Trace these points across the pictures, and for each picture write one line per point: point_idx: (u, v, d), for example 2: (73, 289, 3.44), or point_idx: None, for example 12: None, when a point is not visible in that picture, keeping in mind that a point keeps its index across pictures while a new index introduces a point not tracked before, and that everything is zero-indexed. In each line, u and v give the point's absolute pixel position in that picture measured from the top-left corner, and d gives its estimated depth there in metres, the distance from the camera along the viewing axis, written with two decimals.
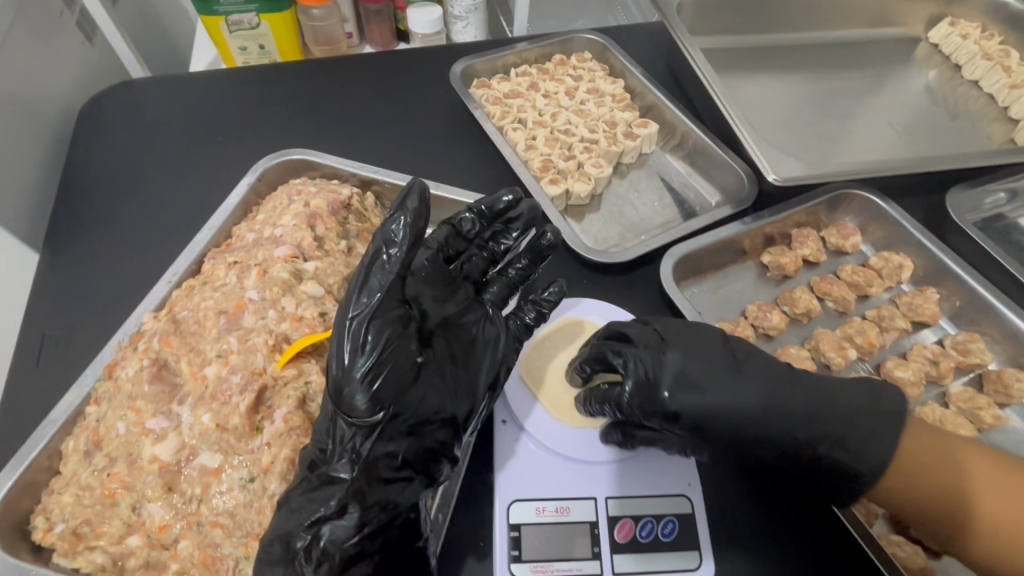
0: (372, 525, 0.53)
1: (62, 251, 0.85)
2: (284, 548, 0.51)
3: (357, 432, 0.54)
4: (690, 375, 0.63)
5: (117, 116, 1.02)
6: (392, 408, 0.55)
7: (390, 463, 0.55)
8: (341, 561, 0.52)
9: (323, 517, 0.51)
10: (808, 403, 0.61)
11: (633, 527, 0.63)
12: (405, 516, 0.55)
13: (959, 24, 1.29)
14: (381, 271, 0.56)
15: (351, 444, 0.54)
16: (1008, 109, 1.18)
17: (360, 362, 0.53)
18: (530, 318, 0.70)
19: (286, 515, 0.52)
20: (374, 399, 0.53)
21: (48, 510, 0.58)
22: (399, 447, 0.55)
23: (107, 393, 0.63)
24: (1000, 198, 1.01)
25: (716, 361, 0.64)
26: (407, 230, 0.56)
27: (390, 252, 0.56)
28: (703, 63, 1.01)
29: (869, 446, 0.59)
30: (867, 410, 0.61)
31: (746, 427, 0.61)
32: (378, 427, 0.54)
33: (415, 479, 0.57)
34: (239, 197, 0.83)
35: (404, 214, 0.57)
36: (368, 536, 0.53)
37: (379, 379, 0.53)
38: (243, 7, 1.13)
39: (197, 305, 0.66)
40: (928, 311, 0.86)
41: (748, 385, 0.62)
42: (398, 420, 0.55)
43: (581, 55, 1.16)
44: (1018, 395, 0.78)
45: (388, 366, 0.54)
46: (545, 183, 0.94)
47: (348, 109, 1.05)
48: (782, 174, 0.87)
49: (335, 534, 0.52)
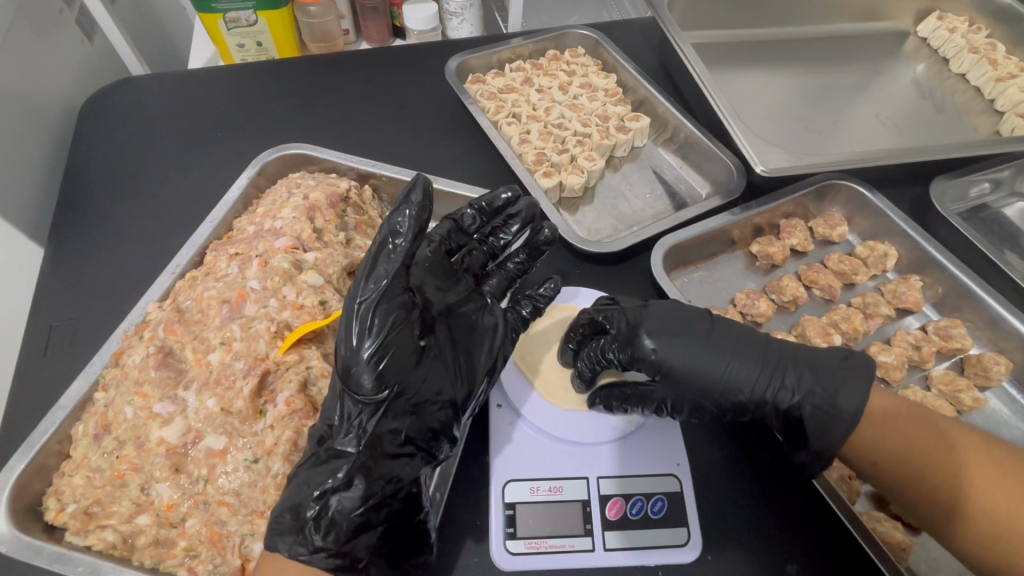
0: (378, 497, 0.55)
1: (66, 245, 0.87)
2: (294, 518, 0.53)
3: (364, 410, 0.56)
4: (667, 323, 0.67)
5: (118, 112, 1.04)
6: (396, 386, 0.57)
7: (394, 439, 0.57)
8: (348, 530, 0.54)
9: (330, 489, 0.54)
10: (794, 366, 0.64)
11: (624, 505, 0.65)
12: (407, 490, 0.58)
13: (947, 18, 1.31)
14: (387, 260, 0.58)
15: (357, 421, 0.56)
16: (994, 101, 1.21)
17: (365, 343, 0.55)
18: (524, 312, 0.72)
19: (296, 487, 0.55)
20: (379, 379, 0.55)
21: (60, 492, 0.60)
22: (402, 425, 0.58)
23: (115, 379, 0.66)
24: (985, 187, 1.03)
25: (696, 329, 0.67)
26: (411, 223, 0.58)
27: (396, 242, 0.58)
28: (694, 57, 1.03)
29: (840, 396, 0.61)
30: (835, 367, 0.63)
31: (723, 376, 0.64)
32: (382, 405, 0.56)
33: (416, 455, 0.59)
34: (240, 191, 0.85)
35: (409, 206, 0.59)
36: (373, 507, 0.55)
37: (384, 361, 0.56)
38: (241, 5, 1.14)
39: (200, 295, 0.68)
40: (912, 299, 0.89)
41: (724, 338, 0.66)
42: (402, 398, 0.58)
43: (575, 50, 1.18)
44: (997, 378, 0.81)
45: (392, 348, 0.56)
46: (539, 176, 0.96)
47: (346, 104, 1.07)
48: (771, 166, 0.88)
49: (342, 505, 0.54)
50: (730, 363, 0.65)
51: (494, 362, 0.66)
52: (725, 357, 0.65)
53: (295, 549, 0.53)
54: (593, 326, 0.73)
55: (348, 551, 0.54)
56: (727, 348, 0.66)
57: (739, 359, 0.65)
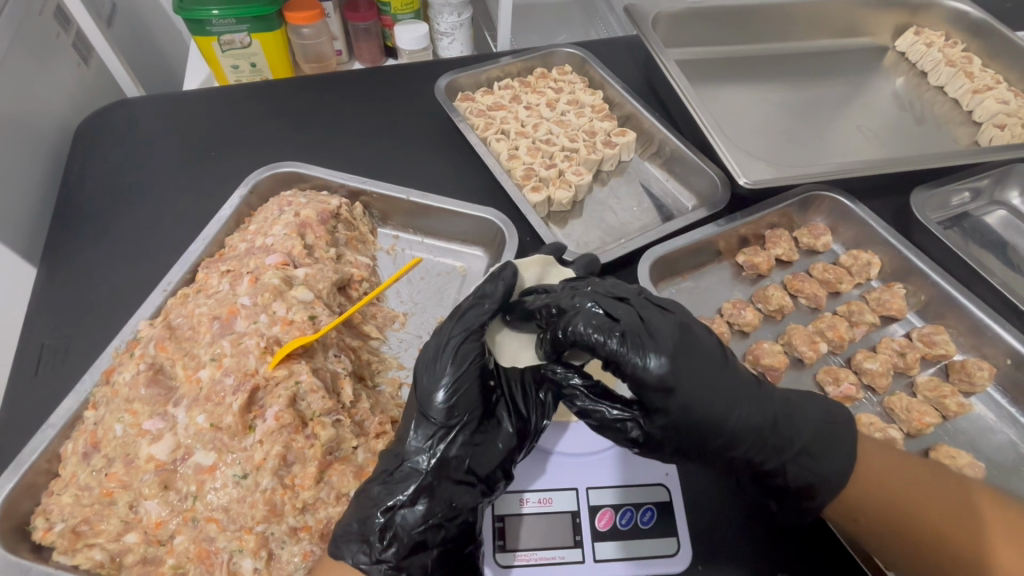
0: (437, 518, 0.59)
1: (59, 264, 0.88)
2: (361, 526, 0.58)
3: (436, 434, 0.61)
4: (686, 364, 0.59)
5: (113, 134, 1.05)
6: (464, 416, 0.62)
7: (459, 465, 0.61)
8: (407, 546, 0.58)
9: (398, 503, 0.58)
10: (800, 439, 0.63)
11: (613, 516, 0.65)
12: (465, 518, 0.60)
13: (923, 33, 1.35)
14: (475, 313, 0.67)
15: (429, 443, 0.61)
16: (972, 112, 1.24)
17: (441, 381, 0.62)
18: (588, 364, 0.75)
19: (364, 501, 0.59)
20: (449, 407, 0.61)
21: (48, 511, 0.60)
22: (467, 453, 0.62)
23: (105, 397, 0.66)
24: (965, 196, 1.05)
25: (714, 382, 0.60)
26: (500, 289, 0.69)
27: (485, 303, 0.68)
28: (678, 75, 1.07)
29: (828, 460, 0.62)
30: (818, 427, 0.64)
31: (693, 401, 0.59)
32: (453, 431, 0.62)
33: (478, 485, 0.61)
34: (232, 209, 0.86)
35: (498, 279, 0.70)
36: (432, 528, 0.59)
37: (454, 391, 0.62)
38: (236, 27, 1.17)
39: (191, 312, 0.69)
40: (896, 306, 0.90)
41: (744, 397, 0.62)
42: (468, 428, 0.62)
43: (562, 68, 1.21)
44: (981, 383, 0.81)
45: (462, 382, 0.62)
46: (527, 191, 0.98)
47: (338, 123, 1.09)
48: (753, 177, 0.91)
49: (406, 521, 0.58)
50: (741, 406, 0.61)
51: (546, 396, 0.68)
52: (736, 409, 0.61)
53: (358, 557, 0.56)
54: (597, 293, 0.65)
55: (404, 566, 0.58)
56: (744, 405, 0.61)
57: (754, 416, 0.61)
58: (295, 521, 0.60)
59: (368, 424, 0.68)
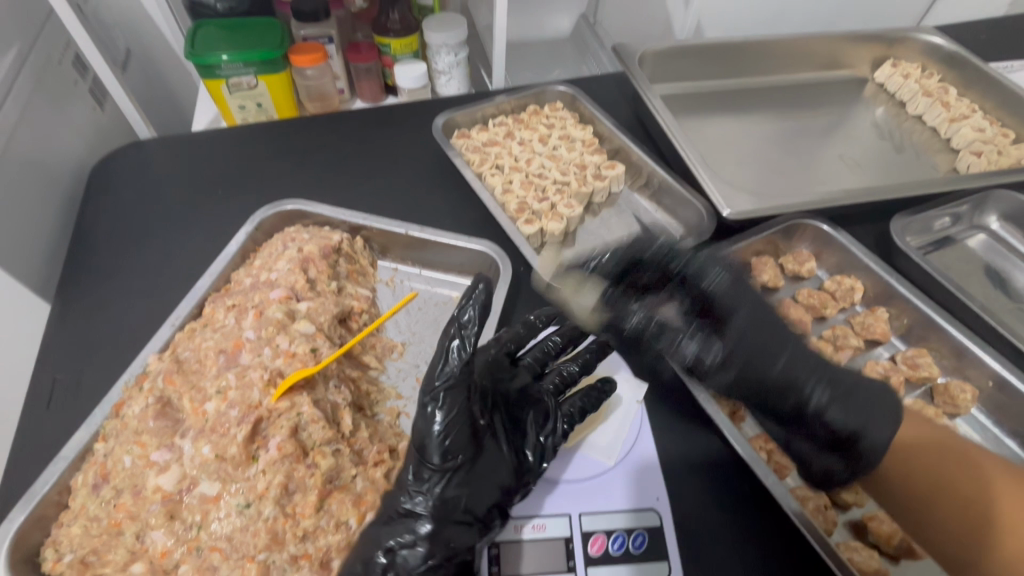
0: (437, 558, 0.62)
1: (71, 301, 0.91)
2: (365, 567, 0.61)
3: (435, 476, 0.65)
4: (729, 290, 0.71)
5: (126, 174, 1.10)
6: (458, 457, 0.64)
7: (456, 505, 0.64)
8: None
9: (400, 544, 0.62)
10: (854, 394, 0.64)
11: (605, 541, 0.67)
12: (462, 557, 0.62)
13: (900, 65, 1.41)
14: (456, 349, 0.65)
15: (429, 485, 0.65)
16: (950, 140, 1.28)
17: (434, 425, 0.63)
18: (583, 403, 0.75)
19: (365, 543, 0.63)
20: (445, 453, 0.64)
21: (58, 542, 0.62)
22: (463, 493, 0.65)
23: (115, 429, 0.69)
24: (946, 222, 1.09)
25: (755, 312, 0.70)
26: (478, 316, 0.66)
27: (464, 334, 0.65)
28: (663, 111, 1.12)
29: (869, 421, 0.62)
30: (875, 394, 0.64)
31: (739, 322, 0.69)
32: (450, 472, 0.65)
33: (474, 524, 0.64)
34: (238, 245, 0.90)
35: (471, 303, 0.66)
36: (432, 569, 0.62)
37: (449, 437, 0.64)
38: (243, 71, 1.24)
39: (198, 345, 0.73)
40: (879, 330, 0.92)
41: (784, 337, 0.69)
42: (464, 468, 0.65)
43: (553, 105, 1.26)
44: (964, 406, 0.84)
45: (454, 425, 0.64)
46: (521, 223, 1.02)
47: (340, 160, 1.14)
48: (736, 209, 0.95)
49: (407, 562, 0.61)
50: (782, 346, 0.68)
51: (545, 440, 0.71)
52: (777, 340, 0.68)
53: None
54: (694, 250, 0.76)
55: None
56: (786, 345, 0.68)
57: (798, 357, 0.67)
58: (295, 549, 0.61)
59: (367, 453, 0.71)
